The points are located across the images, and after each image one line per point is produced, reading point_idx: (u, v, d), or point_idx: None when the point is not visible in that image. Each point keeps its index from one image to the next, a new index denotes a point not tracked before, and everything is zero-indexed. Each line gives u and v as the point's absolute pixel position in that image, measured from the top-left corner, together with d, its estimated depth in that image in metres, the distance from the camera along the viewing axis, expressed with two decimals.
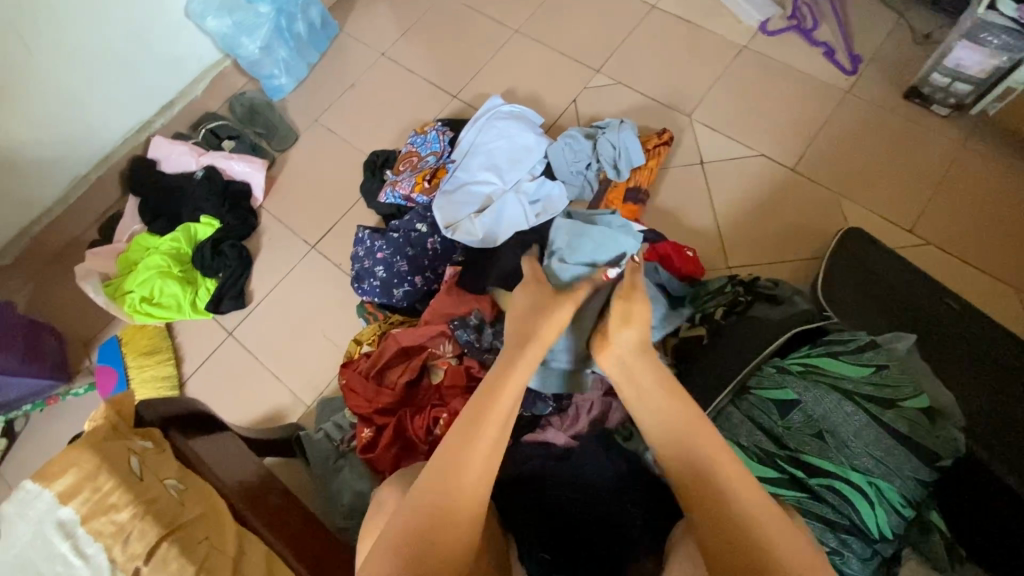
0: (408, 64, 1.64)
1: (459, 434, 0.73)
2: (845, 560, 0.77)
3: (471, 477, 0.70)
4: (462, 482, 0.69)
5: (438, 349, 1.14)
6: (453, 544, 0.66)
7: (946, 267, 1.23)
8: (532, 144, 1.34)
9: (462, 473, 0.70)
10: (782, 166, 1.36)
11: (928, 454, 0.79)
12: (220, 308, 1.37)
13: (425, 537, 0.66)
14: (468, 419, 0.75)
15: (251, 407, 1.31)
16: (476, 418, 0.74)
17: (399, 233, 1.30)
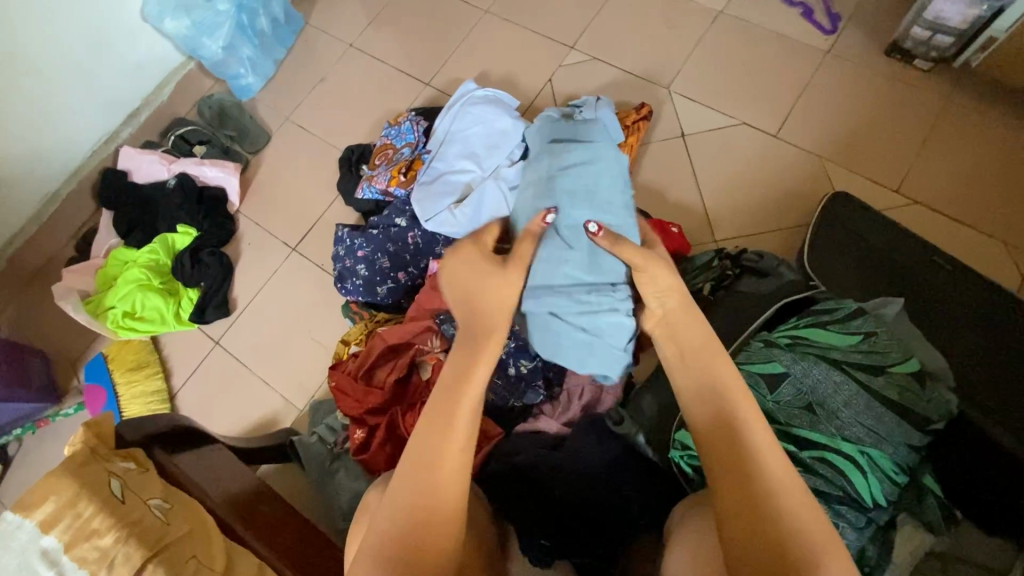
0: (377, 53, 1.60)
1: (428, 428, 0.70)
2: (841, 532, 0.74)
3: (454, 465, 0.69)
4: (447, 484, 0.68)
5: (425, 345, 1.13)
6: (440, 537, 0.65)
7: (935, 225, 1.21)
8: (509, 128, 1.30)
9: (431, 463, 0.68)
10: (763, 133, 1.34)
11: (920, 418, 0.78)
12: (205, 317, 1.35)
13: (407, 534, 0.64)
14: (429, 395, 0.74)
15: (243, 416, 1.30)
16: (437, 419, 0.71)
17: (379, 229, 1.27)
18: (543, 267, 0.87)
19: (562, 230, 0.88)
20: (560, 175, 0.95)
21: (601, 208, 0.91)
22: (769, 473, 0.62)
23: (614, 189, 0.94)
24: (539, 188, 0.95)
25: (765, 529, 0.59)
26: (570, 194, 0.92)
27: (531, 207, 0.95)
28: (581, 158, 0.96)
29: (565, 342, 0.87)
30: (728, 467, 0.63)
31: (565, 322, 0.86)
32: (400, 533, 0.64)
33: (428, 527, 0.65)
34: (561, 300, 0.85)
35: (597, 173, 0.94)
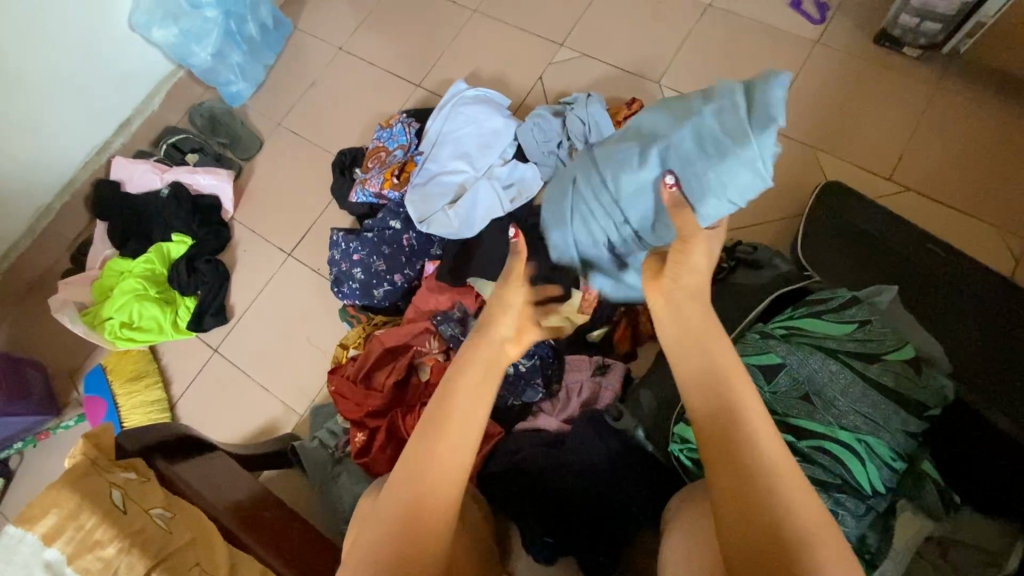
0: (367, 56, 1.59)
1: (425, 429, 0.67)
2: (840, 520, 0.75)
3: (452, 467, 0.66)
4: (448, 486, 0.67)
5: (423, 347, 1.14)
6: (435, 541, 0.64)
7: (928, 212, 1.21)
8: (501, 127, 1.32)
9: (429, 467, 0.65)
10: None
11: (916, 404, 0.79)
12: (203, 325, 1.35)
13: (402, 538, 0.63)
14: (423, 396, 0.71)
15: (244, 422, 1.30)
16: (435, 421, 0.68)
17: (373, 232, 1.26)
18: (611, 160, 0.82)
19: (651, 155, 0.78)
20: (709, 118, 0.75)
21: (703, 184, 0.74)
22: (769, 470, 0.60)
23: (731, 189, 0.73)
24: (689, 107, 0.77)
25: (764, 518, 0.58)
26: (695, 139, 0.75)
27: (660, 111, 0.81)
28: (748, 136, 0.71)
29: (558, 217, 0.87)
30: (727, 462, 0.62)
31: (575, 214, 0.85)
32: (393, 536, 0.63)
33: (424, 529, 0.63)
34: (588, 197, 0.83)
35: (744, 156, 0.71)
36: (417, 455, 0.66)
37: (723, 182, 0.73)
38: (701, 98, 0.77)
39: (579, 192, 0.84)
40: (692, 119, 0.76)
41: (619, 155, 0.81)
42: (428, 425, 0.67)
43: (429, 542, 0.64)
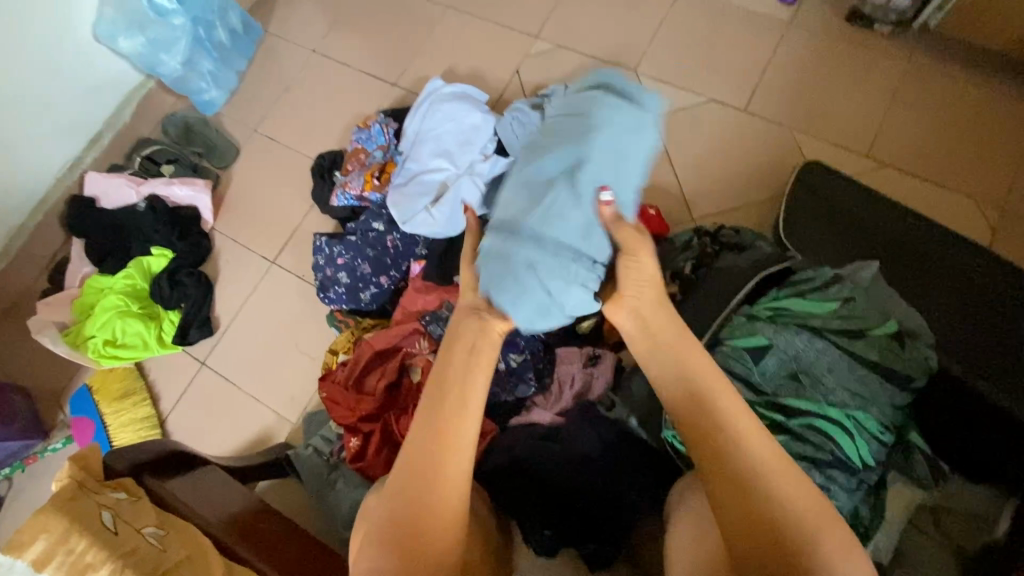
0: (341, 58, 1.57)
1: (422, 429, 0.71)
2: (832, 495, 0.76)
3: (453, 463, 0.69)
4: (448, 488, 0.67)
5: (413, 348, 1.13)
6: (440, 539, 0.65)
7: (905, 186, 1.22)
8: (480, 122, 1.31)
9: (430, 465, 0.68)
10: (732, 108, 1.34)
11: (902, 377, 0.80)
12: (187, 338, 1.33)
13: (410, 536, 0.64)
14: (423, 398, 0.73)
15: (236, 434, 1.28)
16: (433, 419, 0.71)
17: (356, 235, 1.26)
18: (535, 210, 0.71)
19: (575, 185, 0.72)
20: (600, 130, 0.75)
21: (624, 192, 0.74)
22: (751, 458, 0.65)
23: (642, 182, 0.77)
24: (568, 130, 0.76)
25: (750, 499, 0.63)
26: (602, 152, 0.74)
27: (544, 146, 0.76)
28: (632, 129, 0.76)
29: (519, 290, 0.70)
30: (712, 450, 0.66)
31: (535, 273, 0.69)
32: (396, 535, 0.65)
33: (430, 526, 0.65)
34: (542, 252, 0.69)
35: (640, 146, 0.76)
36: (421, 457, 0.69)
37: (638, 181, 0.76)
38: (574, 117, 0.77)
39: (534, 257, 0.69)
40: (585, 138, 0.74)
41: (542, 204, 0.71)
42: (429, 429, 0.70)
43: (433, 543, 0.65)
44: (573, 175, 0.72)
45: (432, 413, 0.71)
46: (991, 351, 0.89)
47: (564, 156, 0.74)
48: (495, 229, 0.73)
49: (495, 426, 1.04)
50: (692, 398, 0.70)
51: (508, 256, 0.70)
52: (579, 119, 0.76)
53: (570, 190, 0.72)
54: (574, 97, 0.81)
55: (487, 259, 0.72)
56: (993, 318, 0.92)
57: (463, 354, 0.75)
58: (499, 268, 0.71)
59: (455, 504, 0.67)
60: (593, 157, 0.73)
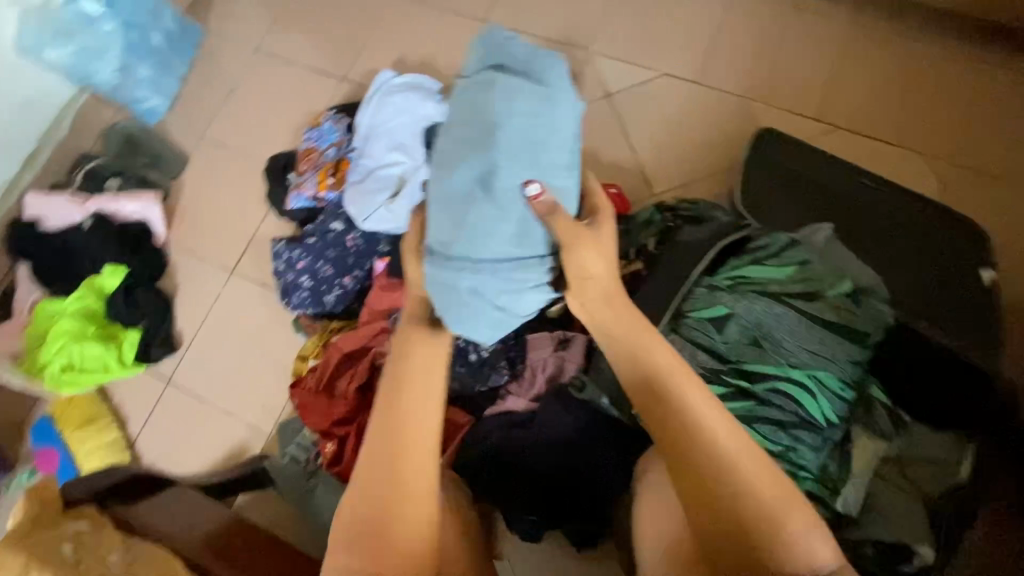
0: (286, 55, 1.52)
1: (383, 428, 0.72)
2: (800, 454, 0.79)
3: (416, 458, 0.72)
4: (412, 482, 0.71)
5: (382, 347, 1.11)
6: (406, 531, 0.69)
7: (857, 146, 1.24)
8: (433, 112, 1.28)
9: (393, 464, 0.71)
10: (685, 81, 1.34)
11: (858, 334, 0.82)
12: (149, 356, 1.30)
13: (378, 530, 0.68)
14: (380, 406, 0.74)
15: (210, 451, 1.25)
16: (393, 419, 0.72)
17: (315, 237, 1.23)
18: (462, 233, 0.67)
19: (496, 192, 0.66)
20: (506, 114, 0.66)
21: (551, 173, 0.68)
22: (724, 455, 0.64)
23: (568, 152, 0.70)
24: (470, 129, 0.67)
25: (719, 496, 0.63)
26: (515, 143, 0.66)
27: (447, 151, 0.69)
28: (544, 106, 0.68)
29: (471, 314, 0.70)
30: (684, 450, 0.66)
31: (483, 296, 0.69)
32: (365, 530, 0.69)
33: (395, 528, 0.68)
34: (483, 272, 0.68)
35: (559, 122, 0.69)
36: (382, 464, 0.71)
37: (566, 152, 0.70)
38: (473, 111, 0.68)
39: (477, 282, 0.68)
40: (490, 138, 0.66)
41: (467, 225, 0.67)
42: (390, 427, 0.72)
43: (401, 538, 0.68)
44: (489, 182, 0.66)
45: (392, 420, 0.72)
46: (930, 300, 0.97)
47: (475, 160, 0.67)
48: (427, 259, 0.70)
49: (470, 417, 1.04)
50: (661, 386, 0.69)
51: (451, 287, 0.69)
52: (478, 113, 0.67)
53: (493, 201, 0.67)
54: (467, 81, 0.70)
55: (431, 289, 0.71)
56: (934, 270, 0.98)
57: (424, 347, 0.75)
58: (443, 294, 0.70)
59: (421, 498, 0.71)
60: (506, 151, 0.66)
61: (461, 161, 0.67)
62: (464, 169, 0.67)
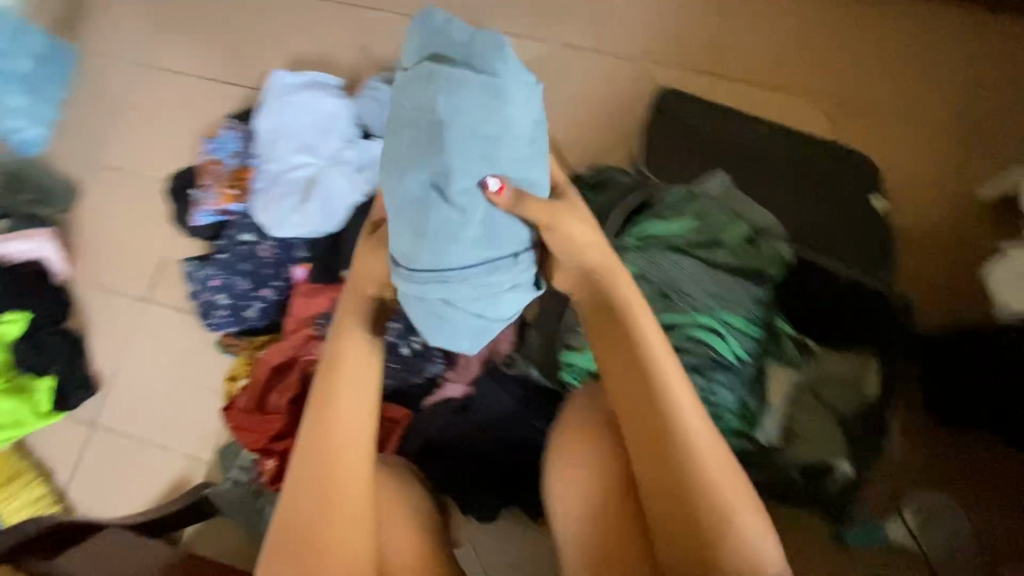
0: (173, 66, 1.44)
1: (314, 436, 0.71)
2: (720, 393, 0.84)
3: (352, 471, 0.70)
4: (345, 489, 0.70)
5: (312, 354, 1.08)
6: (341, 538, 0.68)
7: (753, 96, 1.27)
8: (335, 108, 1.24)
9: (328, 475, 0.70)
10: (587, 49, 1.34)
11: (755, 272, 0.87)
12: (67, 401, 1.22)
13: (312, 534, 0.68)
14: (313, 412, 0.71)
15: (148, 489, 1.20)
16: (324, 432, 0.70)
17: (226, 252, 1.19)
18: (422, 247, 0.60)
19: (454, 198, 0.58)
20: (453, 105, 0.57)
21: (513, 162, 0.60)
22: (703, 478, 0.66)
23: (529, 136, 0.61)
24: (413, 127, 0.58)
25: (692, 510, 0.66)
26: (469, 137, 0.58)
27: (391, 157, 0.60)
28: (491, 90, 0.58)
29: (451, 324, 0.66)
30: (663, 462, 0.68)
31: (458, 306, 0.64)
32: (297, 537, 0.68)
33: (333, 532, 0.68)
34: (453, 284, 0.62)
35: (515, 106, 0.59)
36: (315, 471, 0.70)
37: (527, 136, 0.61)
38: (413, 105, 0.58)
39: (450, 295, 0.62)
40: (439, 133, 0.57)
41: (427, 238, 0.59)
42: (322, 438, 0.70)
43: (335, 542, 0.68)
44: (444, 187, 0.58)
45: (325, 425, 0.71)
46: (827, 231, 1.02)
47: (427, 163, 0.58)
48: (394, 273, 0.64)
49: (409, 411, 1.02)
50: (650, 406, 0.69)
51: (423, 299, 0.64)
52: (419, 110, 0.58)
53: (452, 207, 0.59)
54: (404, 74, 0.60)
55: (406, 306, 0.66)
56: (830, 202, 1.04)
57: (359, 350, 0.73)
58: (417, 307, 0.66)
59: (356, 503, 0.70)
60: (460, 149, 0.58)
61: (410, 169, 0.58)
62: (416, 176, 0.58)
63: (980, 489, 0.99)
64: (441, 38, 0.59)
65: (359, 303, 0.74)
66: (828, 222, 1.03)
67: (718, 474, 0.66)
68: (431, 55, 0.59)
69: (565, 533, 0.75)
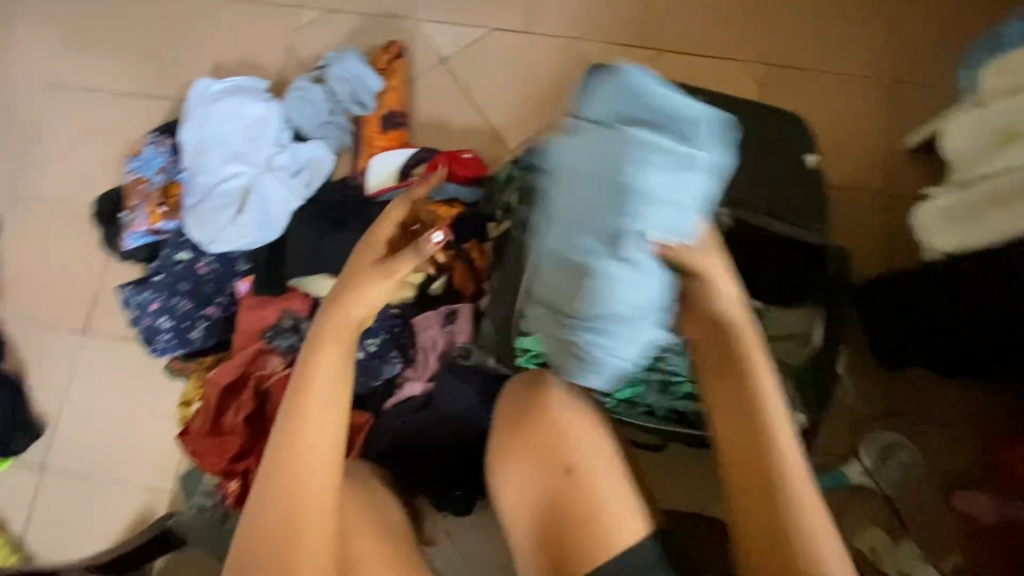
0: (86, 84, 1.36)
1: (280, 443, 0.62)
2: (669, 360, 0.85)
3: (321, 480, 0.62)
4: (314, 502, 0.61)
5: (265, 369, 1.06)
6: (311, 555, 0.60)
7: (684, 65, 1.28)
8: (263, 113, 1.20)
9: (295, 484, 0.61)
10: (516, 31, 1.32)
11: None
12: (12, 447, 1.17)
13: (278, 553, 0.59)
14: (277, 455, 0.61)
15: (110, 527, 1.15)
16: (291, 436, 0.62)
17: (163, 273, 1.14)
18: (583, 294, 0.61)
19: (623, 251, 0.58)
20: (631, 163, 0.58)
21: (679, 223, 0.59)
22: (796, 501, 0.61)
23: (700, 199, 0.59)
24: (585, 187, 0.59)
25: (783, 536, 0.60)
26: (645, 195, 0.57)
27: (558, 203, 0.62)
28: (679, 159, 0.58)
29: (594, 370, 0.65)
30: (757, 480, 0.62)
31: (604, 354, 0.63)
32: (261, 557, 0.60)
33: (302, 550, 0.60)
34: (607, 332, 0.62)
35: (692, 167, 0.58)
36: (275, 524, 0.60)
37: (700, 200, 0.59)
38: (595, 173, 0.59)
39: (599, 341, 0.62)
40: (618, 200, 0.58)
41: (590, 283, 0.60)
42: (285, 441, 0.62)
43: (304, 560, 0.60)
44: (614, 241, 0.58)
45: (288, 428, 0.62)
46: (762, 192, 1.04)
47: (599, 216, 0.58)
48: (551, 312, 0.65)
49: (370, 415, 1.01)
50: (746, 425, 0.64)
51: (574, 342, 0.64)
52: (600, 164, 0.59)
53: (619, 259, 0.59)
54: (586, 126, 0.61)
55: (552, 343, 0.67)
56: (764, 162, 1.06)
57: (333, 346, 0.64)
58: (566, 354, 0.66)
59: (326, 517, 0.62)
60: (632, 205, 0.57)
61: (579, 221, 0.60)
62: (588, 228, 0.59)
63: (928, 423, 1.03)
64: (626, 97, 0.59)
65: (345, 326, 0.65)
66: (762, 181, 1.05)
67: (807, 500, 0.61)
68: (610, 117, 0.59)
69: (514, 526, 0.71)
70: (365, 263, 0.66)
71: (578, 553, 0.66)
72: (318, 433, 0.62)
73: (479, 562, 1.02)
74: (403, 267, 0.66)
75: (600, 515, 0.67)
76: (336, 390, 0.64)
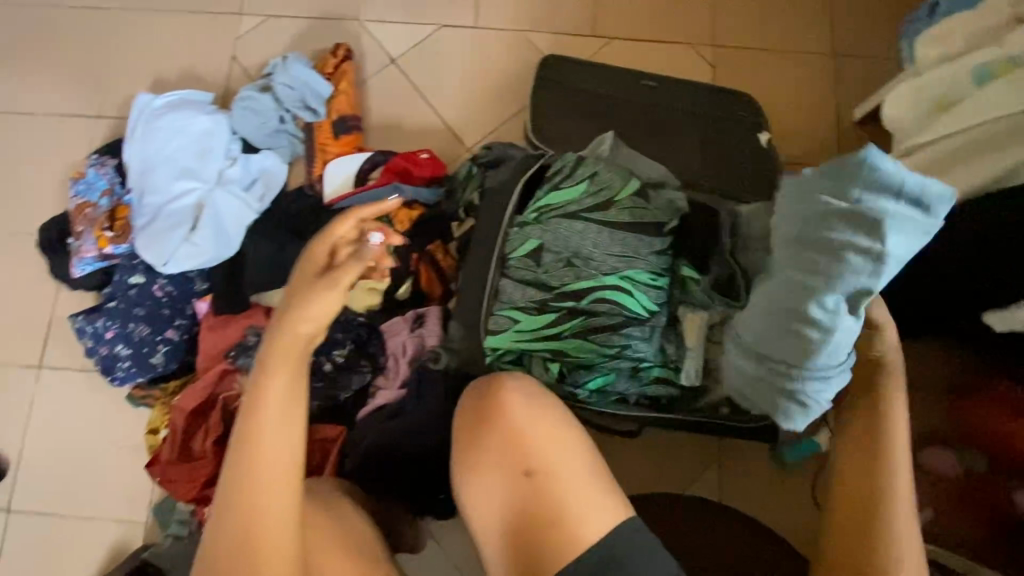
0: (20, 106, 1.30)
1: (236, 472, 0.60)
2: (636, 348, 0.87)
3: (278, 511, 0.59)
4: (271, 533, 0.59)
5: (230, 389, 1.03)
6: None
7: (635, 52, 1.28)
8: (210, 126, 1.17)
9: (251, 514, 0.59)
10: (466, 26, 1.30)
11: (654, 226, 0.88)
12: None
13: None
14: (232, 480, 0.60)
15: (82, 565, 1.11)
16: (243, 465, 0.60)
17: (117, 299, 1.10)
18: (805, 341, 0.67)
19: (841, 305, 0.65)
20: (864, 222, 0.65)
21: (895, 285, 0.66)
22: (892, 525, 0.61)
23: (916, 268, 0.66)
24: (815, 240, 0.69)
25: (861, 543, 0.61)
26: (872, 259, 0.64)
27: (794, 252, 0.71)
28: (908, 230, 0.65)
29: (803, 408, 0.70)
30: (862, 490, 0.64)
31: (817, 393, 0.68)
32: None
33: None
34: (828, 379, 0.67)
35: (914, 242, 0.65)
36: (234, 550, 0.58)
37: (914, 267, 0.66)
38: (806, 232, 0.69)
39: (814, 380, 0.68)
40: (847, 262, 0.65)
41: (815, 332, 0.66)
42: (239, 469, 0.60)
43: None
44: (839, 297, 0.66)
45: (240, 454, 0.60)
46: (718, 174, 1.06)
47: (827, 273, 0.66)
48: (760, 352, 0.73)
49: (343, 428, 1.00)
50: (869, 439, 0.65)
51: (786, 383, 0.70)
52: (831, 218, 0.67)
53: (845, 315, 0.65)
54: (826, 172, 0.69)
55: (760, 382, 0.74)
56: (716, 144, 1.08)
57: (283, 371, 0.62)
58: (776, 392, 0.72)
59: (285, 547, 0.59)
60: (862, 268, 0.65)
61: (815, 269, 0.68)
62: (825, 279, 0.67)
63: None
64: (863, 176, 0.66)
65: (293, 344, 0.63)
66: (715, 162, 1.06)
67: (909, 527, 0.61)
68: (836, 191, 0.67)
69: (483, 535, 0.68)
70: (307, 275, 0.65)
71: (550, 555, 0.63)
72: (273, 459, 0.60)
73: (467, 564, 1.01)
74: (346, 275, 0.64)
75: (574, 514, 0.64)
76: (289, 416, 0.62)
